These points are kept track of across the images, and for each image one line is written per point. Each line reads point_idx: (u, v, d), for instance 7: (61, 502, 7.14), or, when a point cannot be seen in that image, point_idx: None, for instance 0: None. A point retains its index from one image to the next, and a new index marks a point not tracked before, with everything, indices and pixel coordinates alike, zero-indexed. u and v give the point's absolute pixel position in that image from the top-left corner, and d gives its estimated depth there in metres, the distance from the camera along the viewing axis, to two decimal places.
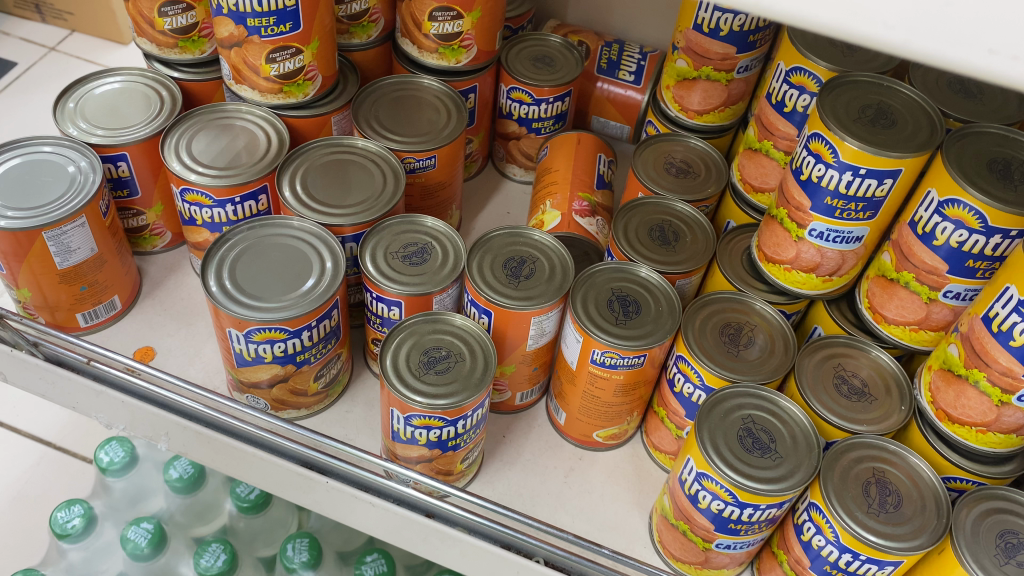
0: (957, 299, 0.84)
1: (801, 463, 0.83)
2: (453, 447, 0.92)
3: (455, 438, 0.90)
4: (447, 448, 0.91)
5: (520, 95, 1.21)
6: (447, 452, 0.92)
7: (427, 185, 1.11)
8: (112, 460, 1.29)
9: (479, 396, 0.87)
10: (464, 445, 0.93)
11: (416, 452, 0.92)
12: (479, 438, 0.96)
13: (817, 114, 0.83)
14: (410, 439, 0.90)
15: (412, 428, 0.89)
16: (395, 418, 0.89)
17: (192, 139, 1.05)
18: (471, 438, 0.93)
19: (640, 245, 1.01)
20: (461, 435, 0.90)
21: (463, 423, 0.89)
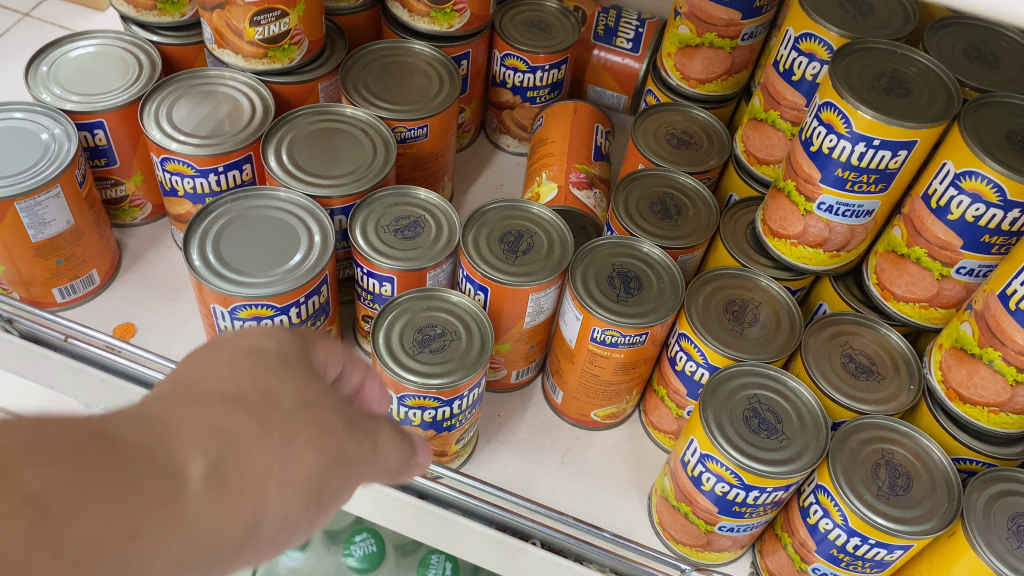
0: (970, 275, 0.81)
1: (809, 444, 0.80)
2: (448, 427, 0.88)
3: (451, 419, 0.87)
4: (443, 428, 0.88)
5: (515, 62, 1.16)
6: (444, 433, 0.89)
7: (419, 156, 1.07)
8: None
9: (478, 374, 0.84)
10: (459, 426, 0.90)
11: None
12: (476, 417, 0.93)
13: (829, 82, 0.80)
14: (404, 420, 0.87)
15: (407, 409, 0.85)
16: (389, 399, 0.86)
17: (173, 106, 1.00)
18: (468, 416, 0.89)
19: (641, 218, 0.97)
20: (456, 415, 0.87)
21: (461, 402, 0.85)
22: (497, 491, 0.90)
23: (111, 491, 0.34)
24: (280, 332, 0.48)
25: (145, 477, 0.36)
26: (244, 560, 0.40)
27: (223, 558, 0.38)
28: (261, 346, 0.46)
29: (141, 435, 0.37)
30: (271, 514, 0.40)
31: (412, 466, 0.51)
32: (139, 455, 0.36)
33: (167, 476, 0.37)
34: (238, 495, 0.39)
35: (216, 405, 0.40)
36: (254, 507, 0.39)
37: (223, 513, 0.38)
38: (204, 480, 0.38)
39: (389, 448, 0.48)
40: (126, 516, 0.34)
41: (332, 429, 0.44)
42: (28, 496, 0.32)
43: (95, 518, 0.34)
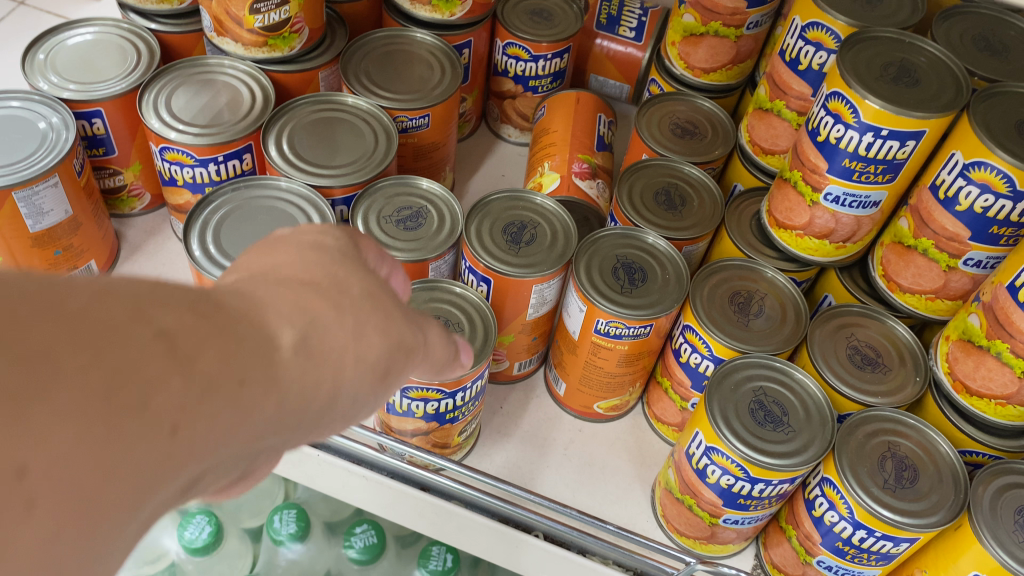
0: (977, 267, 0.81)
1: (815, 437, 0.80)
2: (451, 419, 0.88)
3: (454, 411, 0.87)
4: (445, 420, 0.88)
5: (517, 51, 1.15)
6: (446, 425, 0.89)
7: (420, 146, 1.06)
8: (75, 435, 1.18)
9: (479, 369, 0.84)
10: (462, 418, 0.89)
11: (413, 425, 0.89)
12: (478, 408, 0.92)
13: (837, 71, 0.79)
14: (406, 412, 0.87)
15: (410, 401, 0.85)
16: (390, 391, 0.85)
17: (172, 95, 0.99)
18: (471, 408, 0.89)
19: (646, 209, 0.96)
20: (459, 407, 0.87)
21: (463, 393, 0.85)
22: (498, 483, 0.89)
23: (224, 344, 0.35)
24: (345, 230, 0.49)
25: (246, 341, 0.37)
26: (319, 425, 0.43)
27: (304, 423, 0.41)
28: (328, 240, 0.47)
29: (239, 303, 0.38)
30: (345, 388, 0.43)
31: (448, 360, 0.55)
32: (241, 316, 0.38)
33: (263, 339, 0.38)
34: (321, 365, 0.41)
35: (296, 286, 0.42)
36: (332, 379, 0.41)
37: (310, 377, 0.40)
38: (294, 347, 0.39)
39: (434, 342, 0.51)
40: (236, 364, 0.36)
41: (393, 317, 0.46)
42: (161, 330, 0.33)
43: (215, 358, 0.35)
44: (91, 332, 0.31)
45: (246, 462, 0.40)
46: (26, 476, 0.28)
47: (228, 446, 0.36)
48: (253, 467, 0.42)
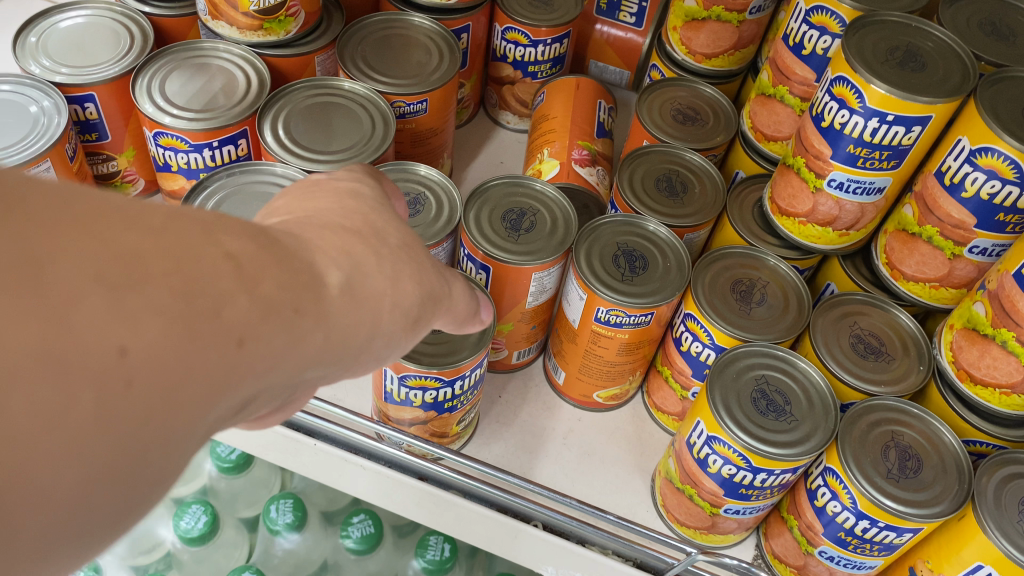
0: (983, 255, 0.80)
1: (818, 426, 0.79)
2: (449, 409, 0.87)
3: (452, 400, 0.86)
4: (444, 409, 0.87)
5: (516, 36, 1.14)
6: (445, 414, 0.88)
7: (418, 132, 1.04)
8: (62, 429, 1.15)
9: (480, 355, 0.83)
10: (460, 407, 0.88)
11: (410, 414, 0.88)
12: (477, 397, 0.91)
13: (842, 55, 0.78)
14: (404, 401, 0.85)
15: (407, 389, 0.84)
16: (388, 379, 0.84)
17: (166, 79, 0.98)
18: (470, 398, 0.88)
19: (647, 195, 0.95)
20: (458, 396, 0.85)
21: (462, 382, 0.84)
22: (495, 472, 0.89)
23: (283, 275, 0.40)
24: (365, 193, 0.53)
25: (300, 276, 0.41)
26: (361, 362, 0.47)
27: (346, 359, 0.45)
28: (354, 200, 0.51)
29: (291, 242, 0.42)
30: (383, 332, 0.47)
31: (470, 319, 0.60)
32: (295, 252, 0.42)
33: (317, 277, 0.42)
34: (364, 306, 0.45)
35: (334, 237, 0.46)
36: (373, 322, 0.46)
37: (356, 316, 0.44)
38: (343, 288, 0.44)
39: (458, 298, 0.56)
40: (296, 292, 0.40)
41: (422, 267, 0.50)
42: (227, 253, 0.37)
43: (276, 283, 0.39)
44: (174, 247, 0.35)
45: (294, 391, 0.44)
46: (127, 356, 0.32)
47: (288, 367, 0.40)
48: (292, 398, 0.46)
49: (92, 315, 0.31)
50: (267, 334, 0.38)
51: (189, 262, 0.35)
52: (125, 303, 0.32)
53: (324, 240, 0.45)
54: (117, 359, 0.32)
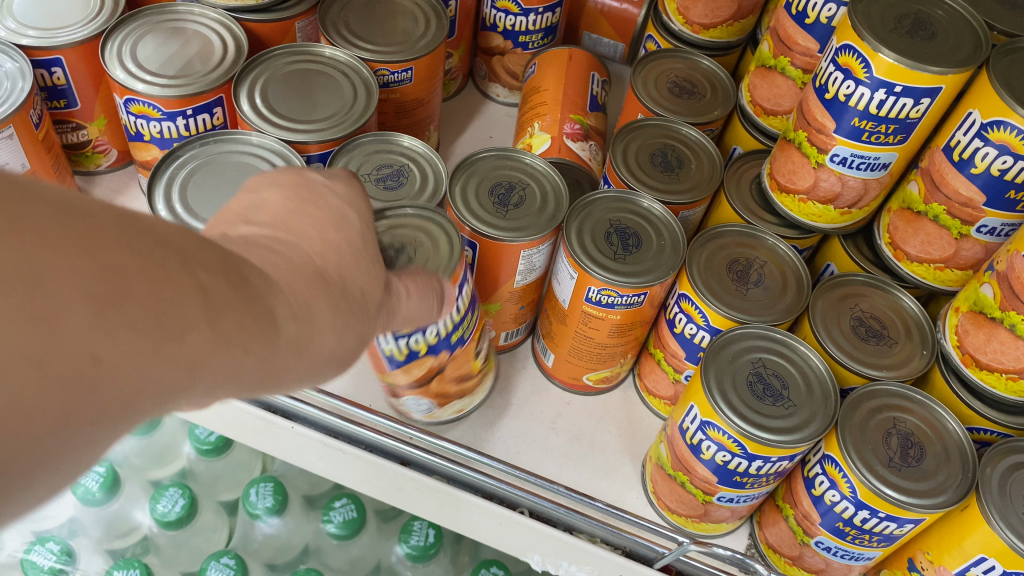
0: (991, 234, 0.76)
1: (816, 412, 0.75)
2: (458, 341, 0.81)
3: (455, 331, 0.79)
4: (453, 345, 0.81)
5: (506, 4, 1.09)
6: (461, 350, 0.83)
7: (403, 102, 1.00)
8: None
9: (460, 265, 0.77)
10: (468, 336, 0.82)
11: (417, 369, 0.81)
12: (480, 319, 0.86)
13: (849, 22, 0.74)
14: (411, 354, 0.78)
15: (404, 342, 0.76)
16: (385, 340, 0.76)
17: (138, 43, 0.93)
18: (472, 323, 0.83)
19: (641, 171, 0.92)
20: (459, 324, 0.79)
21: (458, 311, 0.78)
22: (475, 455, 0.88)
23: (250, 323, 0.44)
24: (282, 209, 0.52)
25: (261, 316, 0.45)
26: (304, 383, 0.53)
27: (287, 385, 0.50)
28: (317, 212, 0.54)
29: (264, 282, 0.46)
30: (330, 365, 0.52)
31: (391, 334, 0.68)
32: (260, 295, 0.45)
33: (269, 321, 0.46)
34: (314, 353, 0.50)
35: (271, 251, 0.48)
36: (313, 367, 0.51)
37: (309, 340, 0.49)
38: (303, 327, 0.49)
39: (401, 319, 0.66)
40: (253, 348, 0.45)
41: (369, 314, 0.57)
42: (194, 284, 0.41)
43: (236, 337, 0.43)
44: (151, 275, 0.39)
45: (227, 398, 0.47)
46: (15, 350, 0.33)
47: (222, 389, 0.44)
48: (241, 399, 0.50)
49: (65, 322, 0.35)
50: (215, 343, 0.42)
51: (170, 289, 0.39)
52: (104, 318, 0.37)
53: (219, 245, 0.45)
54: (90, 366, 0.37)
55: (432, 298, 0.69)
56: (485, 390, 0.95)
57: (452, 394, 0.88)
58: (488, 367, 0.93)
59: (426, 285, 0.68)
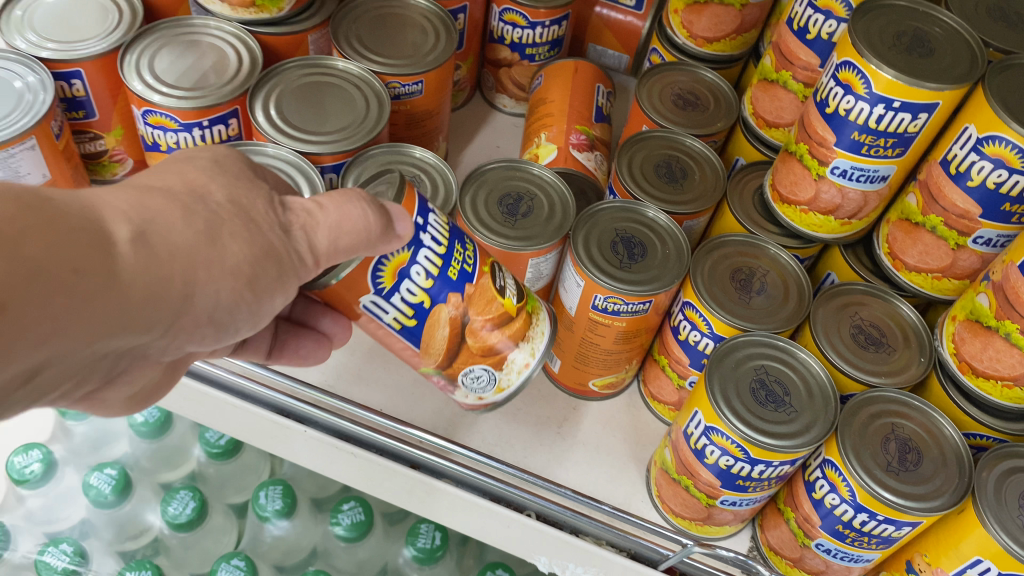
0: (987, 245, 0.78)
1: (817, 418, 0.78)
2: (459, 277, 0.75)
3: (443, 263, 0.74)
4: (458, 284, 0.75)
5: (514, 17, 1.12)
6: (473, 288, 0.76)
7: (413, 113, 1.02)
8: (28, 471, 1.17)
9: (410, 194, 0.71)
10: (472, 267, 0.76)
11: (444, 328, 0.76)
12: (486, 257, 0.79)
13: (849, 39, 0.76)
14: (417, 313, 0.74)
15: (396, 300, 0.73)
16: (381, 310, 0.73)
17: (155, 56, 0.95)
18: (470, 257, 0.76)
19: (646, 181, 0.94)
20: (444, 253, 0.74)
21: (436, 245, 0.74)
22: (455, 447, 0.91)
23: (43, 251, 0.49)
24: (213, 161, 0.63)
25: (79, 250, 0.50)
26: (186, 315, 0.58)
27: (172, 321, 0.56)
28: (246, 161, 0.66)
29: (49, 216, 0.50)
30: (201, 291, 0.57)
31: (321, 288, 0.69)
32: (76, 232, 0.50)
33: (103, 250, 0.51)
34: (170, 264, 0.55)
35: (192, 201, 0.58)
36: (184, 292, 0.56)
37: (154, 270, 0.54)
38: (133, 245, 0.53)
39: (325, 234, 0.63)
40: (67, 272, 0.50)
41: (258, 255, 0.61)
42: None
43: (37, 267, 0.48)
44: None
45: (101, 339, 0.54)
46: None
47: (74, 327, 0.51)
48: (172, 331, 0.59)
49: None
50: (46, 291, 0.49)
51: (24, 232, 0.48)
52: None
53: (133, 197, 0.55)
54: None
55: (360, 209, 0.64)
56: (547, 338, 0.84)
57: (500, 348, 0.79)
58: (534, 309, 0.83)
59: (343, 197, 0.64)
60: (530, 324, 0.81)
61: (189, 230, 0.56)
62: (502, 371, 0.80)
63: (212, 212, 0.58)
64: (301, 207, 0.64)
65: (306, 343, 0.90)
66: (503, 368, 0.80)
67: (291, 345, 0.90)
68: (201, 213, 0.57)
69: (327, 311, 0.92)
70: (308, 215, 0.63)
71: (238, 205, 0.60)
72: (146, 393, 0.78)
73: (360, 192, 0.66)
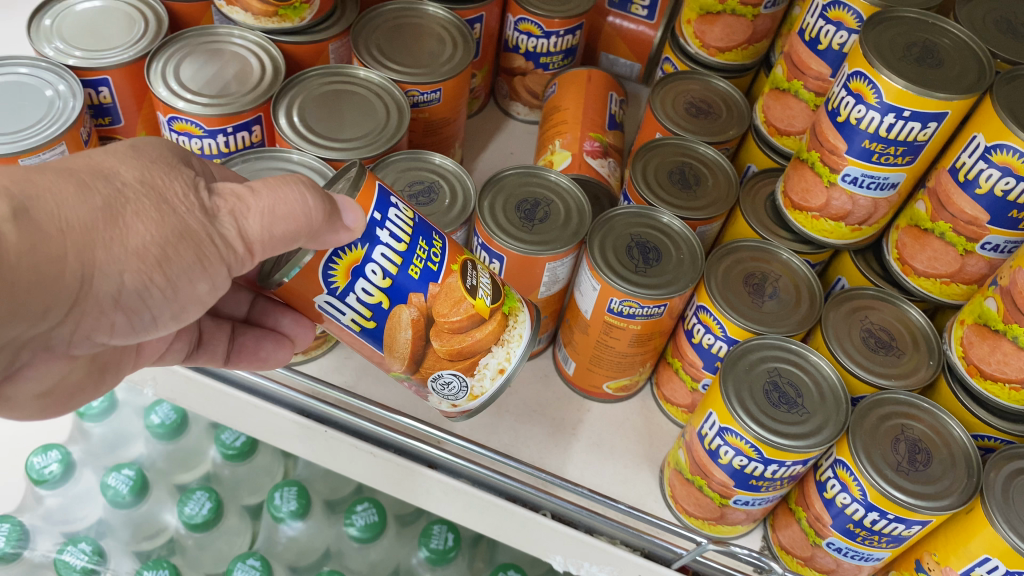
0: (995, 251, 0.80)
1: (829, 418, 0.80)
2: (417, 274, 0.73)
3: (399, 260, 0.72)
4: (421, 283, 0.73)
5: (529, 27, 1.14)
6: (438, 287, 0.74)
7: (431, 121, 1.04)
8: (47, 471, 1.19)
9: (368, 187, 0.70)
10: (433, 265, 0.74)
11: (405, 326, 0.74)
12: (456, 255, 0.77)
13: (860, 50, 0.78)
14: (376, 314, 0.73)
15: (351, 300, 0.71)
16: (338, 312, 0.72)
17: (179, 65, 0.98)
18: (437, 254, 0.75)
19: (660, 188, 0.96)
20: (401, 249, 0.72)
21: (395, 242, 0.72)
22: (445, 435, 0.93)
23: None
24: (131, 147, 0.62)
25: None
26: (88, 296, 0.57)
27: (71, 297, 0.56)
28: (170, 150, 0.64)
29: None
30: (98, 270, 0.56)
31: (276, 287, 0.68)
32: None
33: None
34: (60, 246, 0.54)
35: (93, 179, 0.57)
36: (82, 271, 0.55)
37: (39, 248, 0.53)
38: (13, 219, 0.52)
39: (258, 218, 0.61)
40: None
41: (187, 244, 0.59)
42: None
43: None
44: None
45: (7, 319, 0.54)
46: None
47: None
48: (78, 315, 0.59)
49: None
50: None
51: None
52: None
53: (19, 173, 0.54)
54: None
55: (296, 193, 0.62)
56: (525, 341, 0.83)
57: (470, 352, 0.78)
58: (513, 311, 0.82)
59: (280, 181, 0.63)
60: (505, 325, 0.80)
61: (84, 207, 0.55)
62: (473, 376, 0.80)
63: (116, 191, 0.57)
64: (232, 193, 0.62)
65: (267, 344, 0.90)
66: (474, 373, 0.79)
67: (251, 348, 0.89)
68: (101, 191, 0.56)
69: (286, 312, 0.93)
70: (239, 200, 0.61)
71: (150, 186, 0.59)
72: (66, 392, 0.75)
73: (300, 178, 0.64)
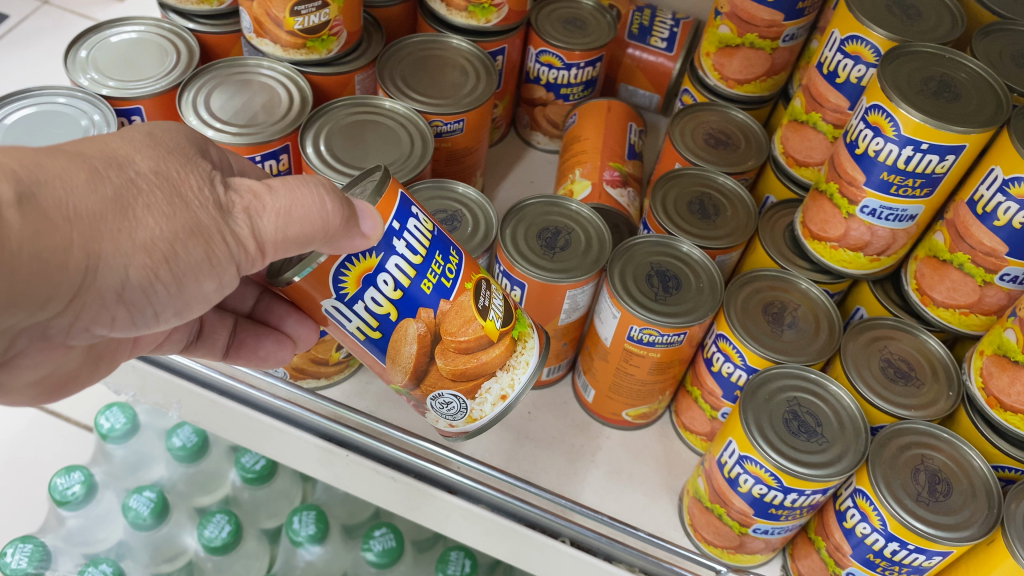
0: (1014, 283, 0.81)
1: (848, 448, 0.80)
2: (428, 287, 0.74)
3: (410, 275, 0.73)
4: (433, 298, 0.74)
5: (550, 59, 1.16)
6: (449, 304, 0.75)
7: (454, 150, 1.06)
8: (68, 492, 1.20)
9: (391, 193, 0.71)
10: (445, 279, 0.75)
11: (410, 338, 0.75)
12: (472, 273, 0.78)
13: (878, 84, 0.80)
14: (382, 324, 0.74)
15: (358, 307, 0.72)
16: (344, 318, 0.73)
17: (210, 96, 1.00)
18: (452, 270, 0.76)
19: (679, 217, 0.97)
20: (414, 263, 0.73)
21: (411, 254, 0.73)
22: (455, 456, 0.95)
23: None
24: (147, 135, 0.63)
25: None
26: (92, 285, 0.58)
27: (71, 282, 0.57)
28: (187, 140, 0.66)
29: None
30: (104, 261, 0.57)
31: (285, 285, 0.69)
32: None
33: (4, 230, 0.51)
34: (70, 245, 0.55)
35: (106, 167, 0.58)
36: (88, 260, 0.56)
37: (44, 241, 0.54)
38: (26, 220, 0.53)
39: (273, 218, 0.63)
40: None
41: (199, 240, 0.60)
42: None
43: None
44: None
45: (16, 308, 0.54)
46: None
47: None
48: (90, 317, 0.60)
49: None
50: None
51: None
52: None
53: (30, 156, 0.55)
54: None
55: (314, 195, 0.63)
56: (531, 368, 0.84)
57: (474, 373, 0.79)
58: (523, 336, 0.82)
59: (299, 182, 0.64)
60: (512, 351, 0.81)
61: (94, 196, 0.56)
62: (473, 400, 0.81)
63: (128, 181, 0.58)
64: (250, 189, 0.63)
65: (267, 343, 0.90)
66: (475, 396, 0.81)
67: (251, 345, 0.91)
68: (113, 180, 0.57)
69: (291, 313, 0.93)
70: (255, 198, 0.63)
71: (163, 178, 0.60)
72: (60, 379, 0.77)
73: (320, 180, 0.65)
